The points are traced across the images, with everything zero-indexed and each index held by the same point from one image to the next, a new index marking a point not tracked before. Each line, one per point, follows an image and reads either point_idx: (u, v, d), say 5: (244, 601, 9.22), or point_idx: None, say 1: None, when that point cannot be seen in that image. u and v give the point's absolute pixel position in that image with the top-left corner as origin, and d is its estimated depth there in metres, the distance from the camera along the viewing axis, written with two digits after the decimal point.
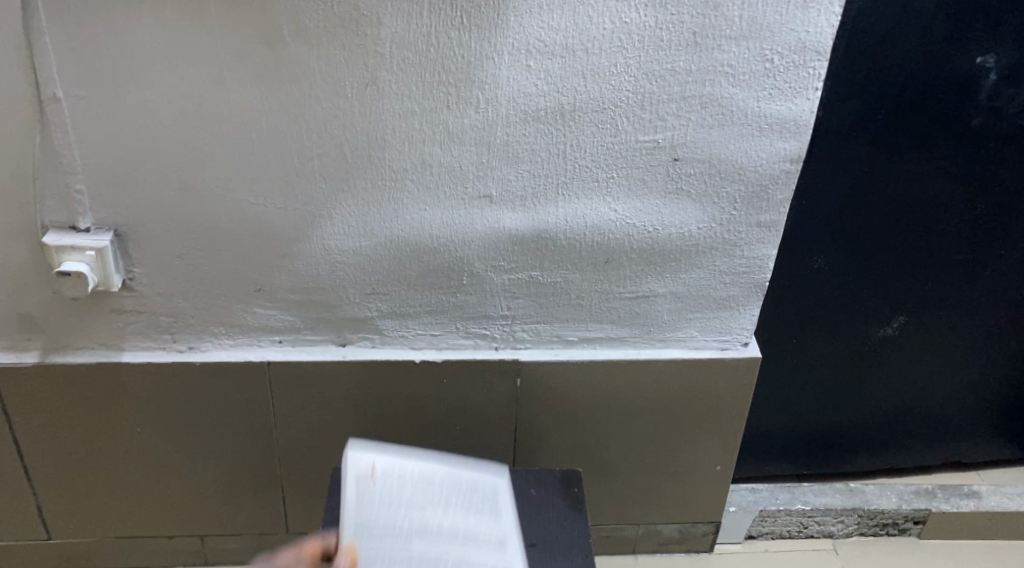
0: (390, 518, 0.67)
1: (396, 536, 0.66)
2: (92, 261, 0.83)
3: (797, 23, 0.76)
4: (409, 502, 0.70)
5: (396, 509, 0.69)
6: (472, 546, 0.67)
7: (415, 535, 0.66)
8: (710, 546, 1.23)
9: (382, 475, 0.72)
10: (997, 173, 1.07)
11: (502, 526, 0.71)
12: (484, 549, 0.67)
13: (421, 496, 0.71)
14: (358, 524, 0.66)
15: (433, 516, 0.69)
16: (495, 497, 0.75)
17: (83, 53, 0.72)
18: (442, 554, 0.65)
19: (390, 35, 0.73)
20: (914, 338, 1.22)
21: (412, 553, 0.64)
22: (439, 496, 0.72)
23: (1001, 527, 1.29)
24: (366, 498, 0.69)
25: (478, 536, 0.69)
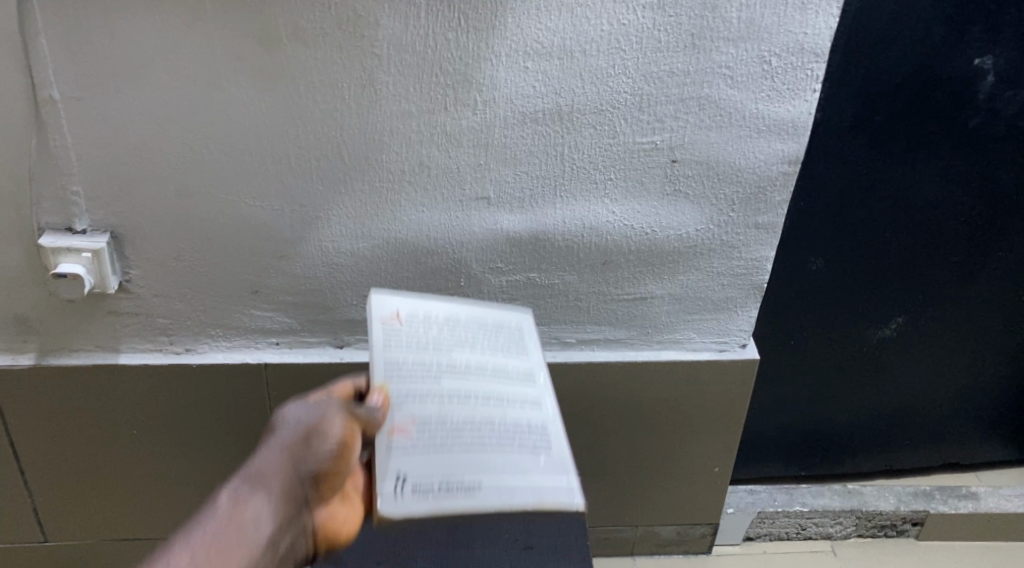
0: (419, 357, 0.69)
1: (427, 376, 0.68)
2: (89, 263, 0.83)
3: (795, 24, 0.76)
4: (435, 341, 0.71)
5: (423, 350, 0.70)
6: (504, 380, 0.71)
7: (446, 373, 0.69)
8: (709, 548, 1.23)
9: (407, 317, 0.72)
10: (995, 174, 1.07)
11: (530, 361, 0.74)
12: (514, 383, 0.71)
13: (448, 335, 0.73)
14: (389, 364, 0.67)
15: (460, 354, 0.71)
16: (522, 333, 0.78)
17: (80, 54, 0.72)
18: (472, 390, 0.68)
19: (388, 37, 0.73)
20: (912, 339, 1.22)
21: (444, 391, 0.67)
22: (465, 333, 0.74)
23: (1000, 528, 1.28)
24: (392, 340, 0.70)
25: (507, 370, 0.72)
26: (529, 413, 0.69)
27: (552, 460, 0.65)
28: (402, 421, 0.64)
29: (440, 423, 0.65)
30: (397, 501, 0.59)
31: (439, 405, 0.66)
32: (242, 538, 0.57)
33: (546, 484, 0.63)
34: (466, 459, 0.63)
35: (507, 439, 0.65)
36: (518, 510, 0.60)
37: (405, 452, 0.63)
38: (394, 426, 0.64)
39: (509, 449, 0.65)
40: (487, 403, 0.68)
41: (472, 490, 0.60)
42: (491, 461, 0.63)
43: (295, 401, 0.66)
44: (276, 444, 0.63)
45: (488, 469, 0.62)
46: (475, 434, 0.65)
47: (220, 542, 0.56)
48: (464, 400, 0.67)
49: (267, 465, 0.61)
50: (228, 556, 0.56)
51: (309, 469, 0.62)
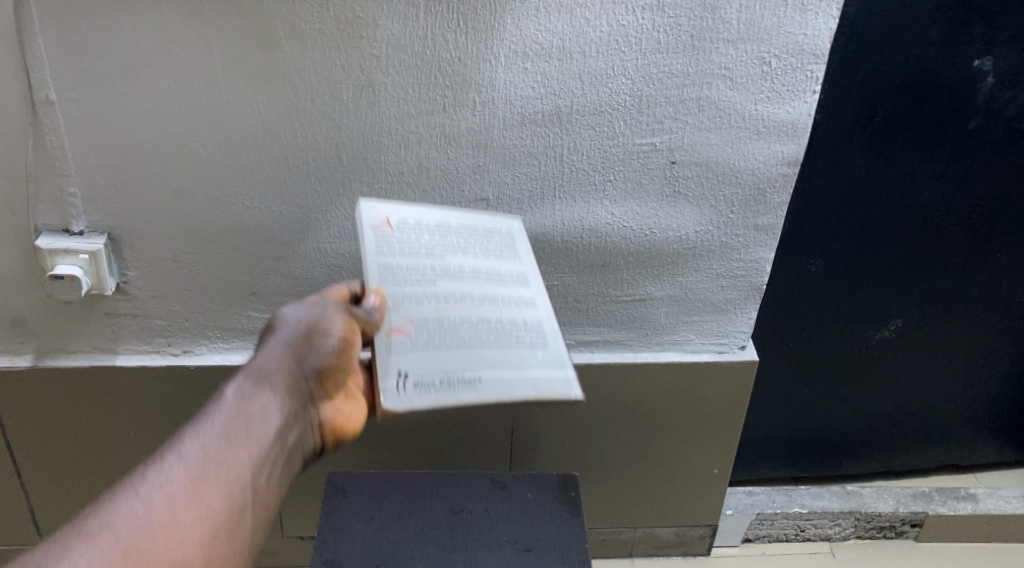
0: (414, 261, 0.71)
1: (422, 279, 0.70)
2: (86, 264, 0.83)
3: (795, 26, 0.75)
4: (428, 248, 0.73)
5: (417, 256, 0.72)
6: (498, 283, 0.74)
7: (440, 278, 0.71)
8: (707, 550, 1.23)
9: (396, 225, 0.74)
10: (995, 176, 1.07)
11: (522, 265, 0.77)
12: (507, 284, 0.74)
13: (440, 241, 0.74)
14: (383, 269, 0.69)
15: (454, 258, 0.73)
16: (513, 236, 0.80)
17: (77, 55, 0.72)
18: (467, 292, 0.71)
19: (387, 37, 0.73)
20: (911, 341, 1.22)
21: (439, 294, 0.70)
22: (456, 240, 0.76)
23: (999, 530, 1.28)
24: (385, 248, 0.71)
25: (500, 273, 0.75)
26: (524, 311, 0.73)
27: (546, 353, 0.69)
28: (400, 320, 0.67)
29: (437, 321, 0.68)
30: (401, 394, 0.62)
31: (435, 306, 0.68)
32: (251, 427, 0.62)
33: (543, 376, 0.67)
34: (464, 354, 0.66)
35: (503, 336, 0.69)
36: (517, 398, 0.64)
37: (405, 350, 0.65)
38: (393, 326, 0.67)
39: (505, 345, 0.68)
40: (482, 304, 0.71)
41: (473, 382, 0.64)
42: (488, 356, 0.67)
43: (295, 302, 0.70)
44: (279, 343, 0.67)
45: (486, 363, 0.66)
46: (472, 332, 0.68)
47: (230, 431, 0.61)
48: (459, 300, 0.70)
49: (272, 361, 0.66)
50: (239, 444, 0.61)
51: (314, 364, 0.67)
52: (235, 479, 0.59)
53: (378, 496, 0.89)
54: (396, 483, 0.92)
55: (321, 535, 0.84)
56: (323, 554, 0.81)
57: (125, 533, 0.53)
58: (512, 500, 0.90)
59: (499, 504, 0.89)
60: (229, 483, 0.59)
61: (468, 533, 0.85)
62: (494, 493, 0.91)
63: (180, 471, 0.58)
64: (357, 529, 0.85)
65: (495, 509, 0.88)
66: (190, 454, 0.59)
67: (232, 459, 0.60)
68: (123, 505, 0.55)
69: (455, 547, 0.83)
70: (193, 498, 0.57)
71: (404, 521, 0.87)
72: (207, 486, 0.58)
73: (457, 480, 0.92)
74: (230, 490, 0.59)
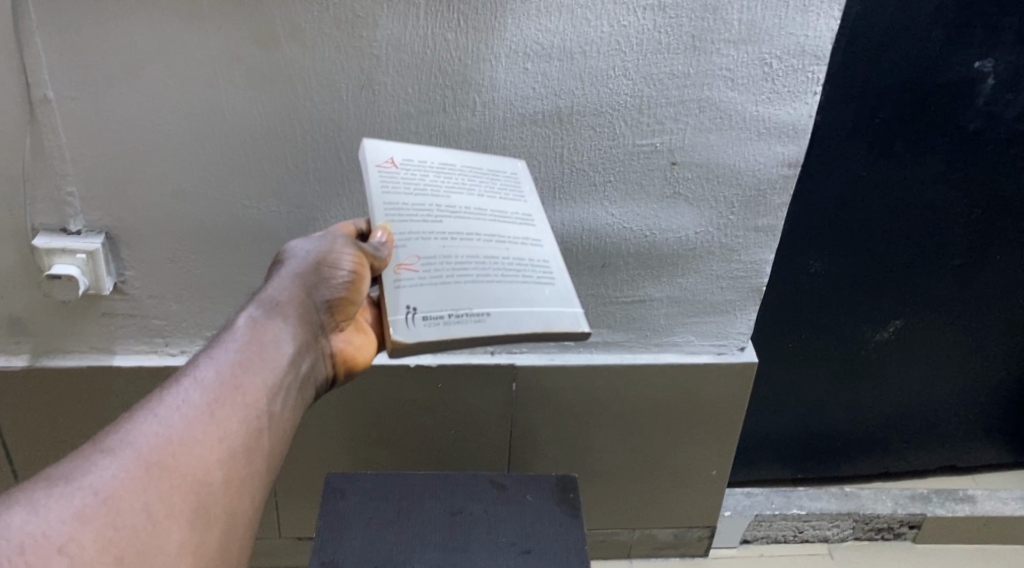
0: (419, 201, 0.67)
1: (428, 218, 0.65)
2: (83, 263, 0.82)
3: (796, 27, 0.75)
4: (434, 185, 0.68)
5: (423, 194, 0.67)
6: (504, 223, 0.69)
7: (446, 216, 0.66)
8: (706, 551, 1.22)
9: (402, 165, 0.68)
10: (995, 177, 1.07)
11: (528, 205, 0.72)
12: (515, 224, 0.69)
13: (445, 180, 0.69)
14: (388, 207, 0.65)
15: (460, 197, 0.68)
16: (518, 177, 0.74)
17: (76, 53, 0.71)
18: (473, 230, 0.66)
19: (386, 37, 0.73)
20: (911, 342, 1.22)
21: (445, 232, 0.65)
22: (462, 179, 0.70)
23: (997, 532, 1.28)
24: (390, 185, 0.66)
25: (506, 213, 0.69)
26: (532, 249, 0.68)
27: (554, 289, 0.66)
28: (407, 257, 0.63)
29: (444, 258, 0.64)
30: (410, 327, 0.59)
31: (442, 243, 0.64)
32: (266, 352, 0.57)
33: (551, 311, 0.64)
34: (472, 291, 0.63)
35: (512, 273, 0.65)
36: (525, 334, 0.61)
37: (411, 284, 0.62)
38: (400, 263, 0.63)
39: (514, 282, 0.64)
40: (488, 242, 0.67)
41: (481, 317, 0.61)
42: (497, 292, 0.63)
43: (298, 241, 0.68)
44: (286, 274, 0.64)
45: (494, 299, 0.62)
46: (480, 268, 0.64)
47: (245, 356, 0.56)
48: (466, 238, 0.66)
49: (282, 290, 0.62)
50: (256, 369, 0.56)
51: (324, 298, 0.65)
52: (253, 404, 0.54)
53: (377, 497, 0.89)
54: (394, 484, 0.91)
55: (319, 536, 0.83)
56: (322, 555, 0.81)
57: (145, 452, 0.47)
58: (511, 501, 0.89)
59: (498, 506, 0.89)
60: (247, 408, 0.53)
61: (467, 535, 0.85)
62: (493, 494, 0.90)
63: (197, 394, 0.52)
64: (355, 530, 0.84)
65: (494, 511, 0.88)
66: (205, 377, 0.53)
67: (249, 384, 0.54)
68: (137, 427, 0.49)
69: (454, 549, 0.83)
70: (212, 420, 0.51)
71: (402, 522, 0.86)
72: (225, 410, 0.52)
73: (456, 481, 0.92)
74: (250, 414, 0.53)
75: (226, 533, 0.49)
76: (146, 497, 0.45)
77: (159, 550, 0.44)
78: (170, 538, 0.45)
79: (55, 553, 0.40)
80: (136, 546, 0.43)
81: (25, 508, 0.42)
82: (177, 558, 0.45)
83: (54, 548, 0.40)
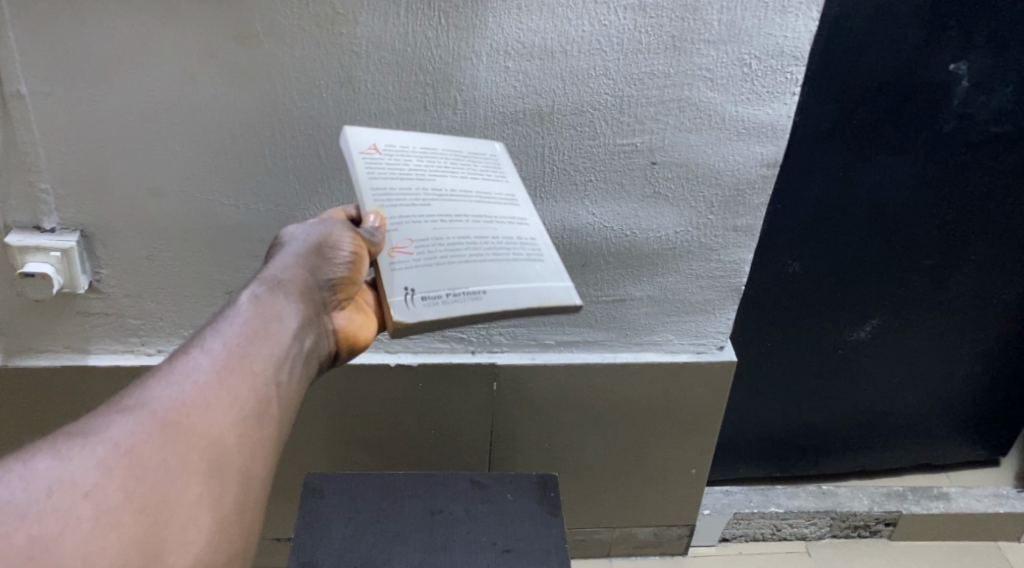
0: (405, 185, 0.66)
1: (416, 201, 0.65)
2: (57, 262, 0.81)
3: (774, 28, 0.76)
4: (418, 170, 0.68)
5: (409, 178, 0.67)
6: (490, 203, 0.69)
7: (435, 201, 0.66)
8: (684, 550, 1.24)
9: (384, 150, 0.68)
10: (968, 179, 1.09)
11: (511, 187, 0.72)
12: (502, 205, 0.69)
13: (429, 164, 0.69)
14: (376, 192, 0.65)
15: (445, 180, 0.68)
16: (497, 160, 0.74)
17: (50, 47, 0.70)
18: (461, 212, 0.66)
19: (367, 34, 0.72)
20: (887, 341, 1.24)
21: (434, 216, 0.65)
22: (445, 163, 0.70)
23: (969, 528, 1.31)
24: (376, 172, 0.66)
25: (492, 195, 0.70)
26: (521, 229, 0.68)
27: (547, 265, 0.66)
28: (400, 239, 0.63)
29: (437, 240, 0.64)
30: (409, 308, 0.59)
31: (433, 225, 0.64)
32: (271, 330, 0.57)
33: (546, 286, 0.64)
34: (467, 270, 0.63)
35: (504, 251, 0.65)
36: (521, 309, 0.62)
37: (409, 266, 0.62)
38: (393, 245, 0.63)
39: (508, 259, 0.65)
40: (478, 223, 0.67)
41: (480, 295, 0.61)
42: (492, 271, 0.63)
43: (298, 225, 0.67)
44: (290, 254, 0.63)
45: (490, 277, 0.63)
46: (473, 248, 0.64)
47: (251, 329, 0.56)
48: (456, 219, 0.66)
49: (285, 271, 0.62)
50: (260, 342, 0.56)
51: (326, 278, 0.64)
52: (261, 373, 0.55)
53: (357, 496, 0.89)
54: (373, 483, 0.91)
55: (299, 537, 0.83)
56: (301, 555, 0.81)
57: (160, 413, 0.48)
58: (492, 500, 0.89)
59: (478, 505, 0.89)
60: (256, 376, 0.54)
61: (448, 535, 0.85)
62: (473, 494, 0.90)
63: (207, 363, 0.53)
64: (335, 530, 0.84)
65: (475, 510, 0.88)
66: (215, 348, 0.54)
67: (255, 355, 0.55)
68: (153, 390, 0.50)
69: (434, 549, 0.83)
70: (222, 389, 0.52)
71: (382, 522, 0.86)
72: (236, 378, 0.53)
73: (436, 480, 0.92)
74: (259, 384, 0.54)
75: (239, 491, 0.50)
76: (163, 454, 0.47)
77: (179, 502, 0.46)
78: (188, 491, 0.46)
79: (80, 499, 0.42)
80: (155, 497, 0.45)
81: (52, 456, 0.44)
82: (195, 509, 0.46)
83: (81, 494, 0.42)
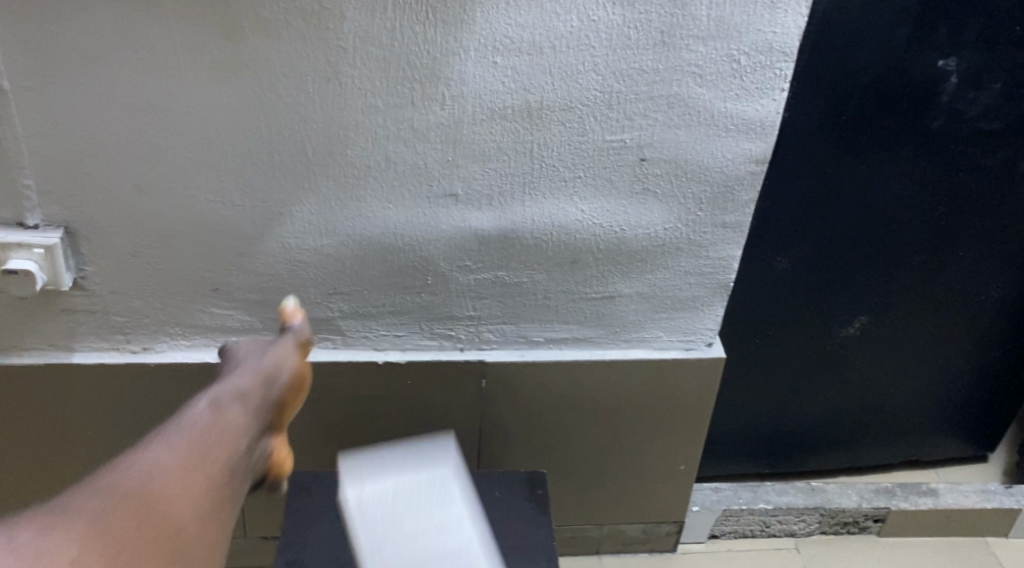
0: (377, 503, 0.71)
1: (388, 538, 0.69)
2: (41, 259, 0.80)
3: (764, 23, 0.76)
4: (391, 503, 0.71)
5: (389, 506, 0.71)
6: (451, 510, 0.72)
7: (408, 515, 0.70)
8: (674, 545, 1.24)
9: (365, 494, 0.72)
10: (956, 176, 1.09)
11: (452, 503, 0.73)
12: (460, 505, 0.73)
13: (401, 487, 0.72)
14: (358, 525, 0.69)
15: (411, 518, 0.70)
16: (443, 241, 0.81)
17: (32, 42, 0.69)
18: (429, 525, 0.70)
19: (354, 29, 0.72)
20: (875, 338, 1.24)
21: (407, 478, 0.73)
22: (413, 492, 0.72)
23: (957, 524, 1.31)
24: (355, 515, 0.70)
25: (452, 498, 0.73)
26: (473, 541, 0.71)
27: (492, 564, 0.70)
28: (357, 511, 0.70)
29: (388, 522, 0.70)
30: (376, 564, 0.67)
31: (383, 517, 0.70)
32: (229, 432, 0.57)
33: None
34: (425, 548, 0.68)
35: (456, 556, 0.68)
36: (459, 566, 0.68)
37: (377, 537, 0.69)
38: (359, 523, 0.69)
39: (449, 541, 0.69)
40: (434, 514, 0.71)
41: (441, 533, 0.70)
42: (440, 537, 0.69)
43: (246, 348, 0.72)
44: (243, 370, 0.66)
45: (438, 539, 0.69)
46: (435, 539, 0.69)
47: (206, 430, 0.55)
48: (415, 510, 0.71)
49: (243, 382, 0.64)
50: (216, 440, 0.55)
51: (273, 394, 0.66)
52: (221, 465, 0.54)
53: None
54: None
55: (285, 535, 0.82)
56: (288, 554, 0.80)
57: (128, 486, 0.46)
58: (480, 498, 0.89)
59: None
60: (215, 467, 0.53)
61: None
62: None
63: (169, 451, 0.51)
64: (321, 528, 0.84)
65: None
66: (176, 440, 0.53)
67: (214, 448, 0.54)
68: (118, 472, 0.47)
69: None
70: (189, 477, 0.50)
71: None
72: (199, 463, 0.52)
73: None
74: (222, 480, 0.53)
75: None
76: (134, 519, 0.43)
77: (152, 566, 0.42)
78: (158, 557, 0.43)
79: (51, 549, 0.38)
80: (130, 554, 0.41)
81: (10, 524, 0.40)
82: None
83: (45, 545, 0.38)
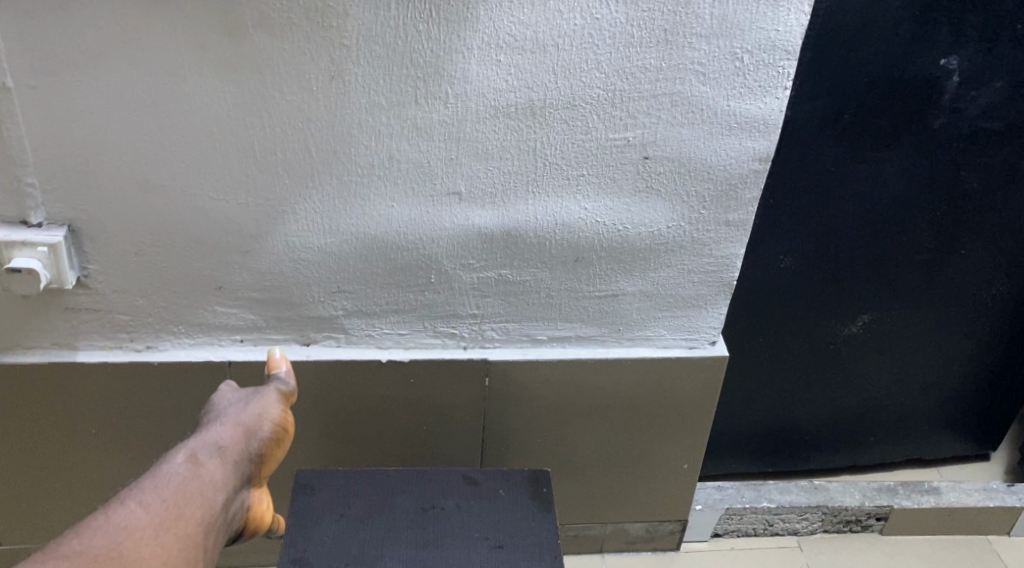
0: None
1: None
2: (45, 257, 0.80)
3: (767, 21, 0.76)
4: None
5: None
6: None
7: None
8: (676, 544, 1.24)
9: None
10: (958, 174, 1.09)
11: None
12: None
13: None
14: None
15: None
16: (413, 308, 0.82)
17: (36, 40, 0.69)
18: None
19: (357, 27, 0.72)
20: (878, 337, 1.24)
21: None
22: None
23: (959, 522, 1.31)
24: None
25: None
26: None
27: None
28: None
29: None
30: None
31: None
32: (204, 488, 0.61)
33: None
34: None
35: None
36: None
37: None
38: None
39: None
40: None
41: None
42: None
43: (230, 393, 0.76)
44: (225, 420, 0.69)
45: None
46: None
47: (183, 489, 0.59)
48: None
49: (224, 435, 0.67)
50: (192, 500, 0.59)
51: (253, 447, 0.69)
52: (191, 528, 0.57)
53: (347, 492, 0.88)
54: (364, 480, 0.90)
55: (289, 533, 0.82)
56: (291, 552, 0.80)
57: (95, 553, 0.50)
58: (483, 496, 0.89)
59: (470, 501, 0.89)
60: (185, 530, 0.56)
61: (439, 530, 0.85)
62: (465, 490, 0.90)
63: (144, 511, 0.55)
64: (325, 526, 0.84)
65: (467, 506, 0.88)
66: (150, 499, 0.56)
67: (188, 510, 0.58)
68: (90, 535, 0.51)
69: (426, 544, 0.83)
70: (155, 539, 0.53)
71: (373, 518, 0.86)
72: (168, 529, 0.55)
73: (428, 475, 0.92)
74: (190, 541, 0.56)
75: None
76: None
77: None
78: None
79: None
80: None
81: None
82: None
83: None
